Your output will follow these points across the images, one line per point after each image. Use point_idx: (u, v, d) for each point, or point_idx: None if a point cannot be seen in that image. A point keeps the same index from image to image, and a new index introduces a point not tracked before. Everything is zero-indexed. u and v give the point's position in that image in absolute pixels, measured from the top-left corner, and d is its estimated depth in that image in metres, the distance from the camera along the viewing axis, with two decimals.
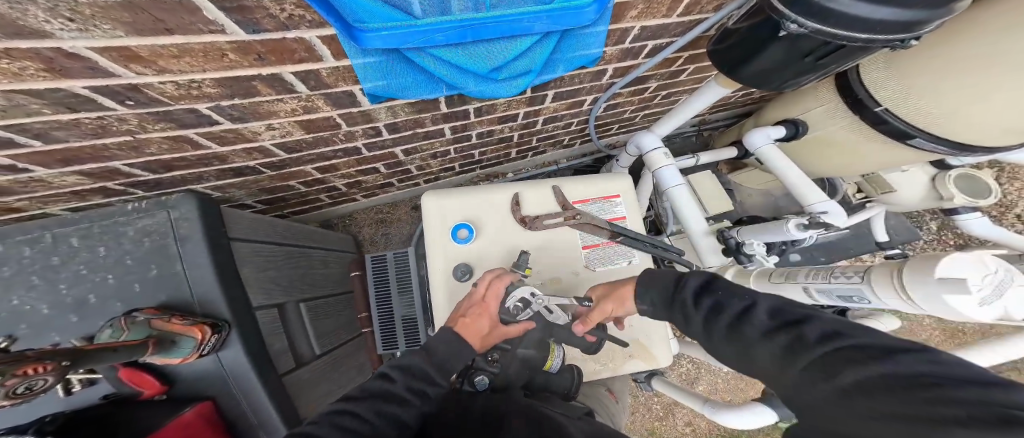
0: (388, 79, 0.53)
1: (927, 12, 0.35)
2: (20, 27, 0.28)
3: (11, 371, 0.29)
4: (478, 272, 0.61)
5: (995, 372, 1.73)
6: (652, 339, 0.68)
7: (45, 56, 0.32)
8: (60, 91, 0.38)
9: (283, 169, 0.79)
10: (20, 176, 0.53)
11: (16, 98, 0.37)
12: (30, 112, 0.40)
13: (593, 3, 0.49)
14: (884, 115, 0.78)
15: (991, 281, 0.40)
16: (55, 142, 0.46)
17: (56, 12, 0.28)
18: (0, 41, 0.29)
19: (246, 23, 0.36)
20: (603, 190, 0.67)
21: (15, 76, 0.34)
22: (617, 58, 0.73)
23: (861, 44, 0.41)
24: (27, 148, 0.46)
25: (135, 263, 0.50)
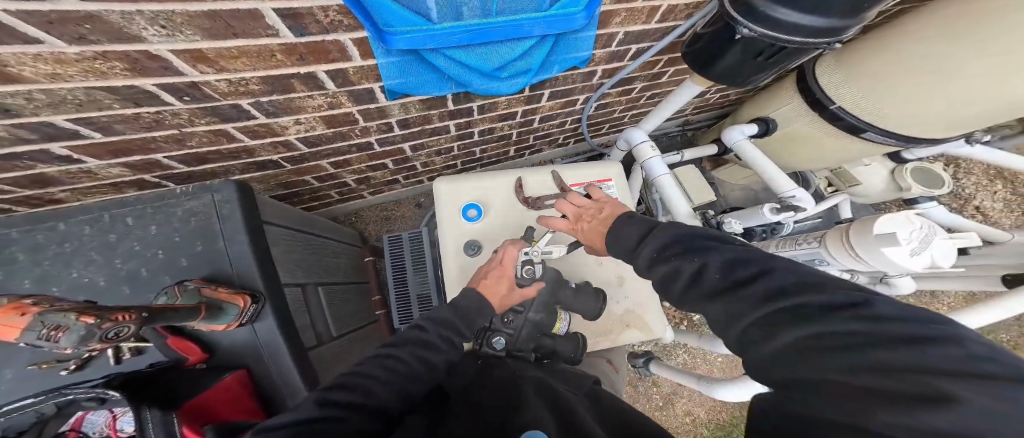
0: (407, 77, 0.61)
1: (840, 21, 0.48)
2: (123, 33, 0.35)
3: (104, 317, 0.36)
4: (486, 248, 0.69)
5: None
6: (647, 308, 0.72)
7: (132, 57, 0.39)
8: (133, 88, 0.44)
9: (301, 164, 0.85)
10: (71, 167, 0.57)
11: (95, 94, 0.43)
12: (102, 107, 0.45)
13: (583, 10, 0.57)
14: (839, 112, 0.88)
15: (916, 234, 0.49)
16: (114, 135, 0.52)
17: (154, 21, 0.35)
18: (104, 45, 0.36)
19: (296, 27, 0.43)
20: (596, 176, 0.75)
21: (102, 75, 0.40)
22: (605, 60, 0.81)
23: (798, 46, 0.53)
24: (87, 140, 0.52)
25: (182, 240, 0.57)
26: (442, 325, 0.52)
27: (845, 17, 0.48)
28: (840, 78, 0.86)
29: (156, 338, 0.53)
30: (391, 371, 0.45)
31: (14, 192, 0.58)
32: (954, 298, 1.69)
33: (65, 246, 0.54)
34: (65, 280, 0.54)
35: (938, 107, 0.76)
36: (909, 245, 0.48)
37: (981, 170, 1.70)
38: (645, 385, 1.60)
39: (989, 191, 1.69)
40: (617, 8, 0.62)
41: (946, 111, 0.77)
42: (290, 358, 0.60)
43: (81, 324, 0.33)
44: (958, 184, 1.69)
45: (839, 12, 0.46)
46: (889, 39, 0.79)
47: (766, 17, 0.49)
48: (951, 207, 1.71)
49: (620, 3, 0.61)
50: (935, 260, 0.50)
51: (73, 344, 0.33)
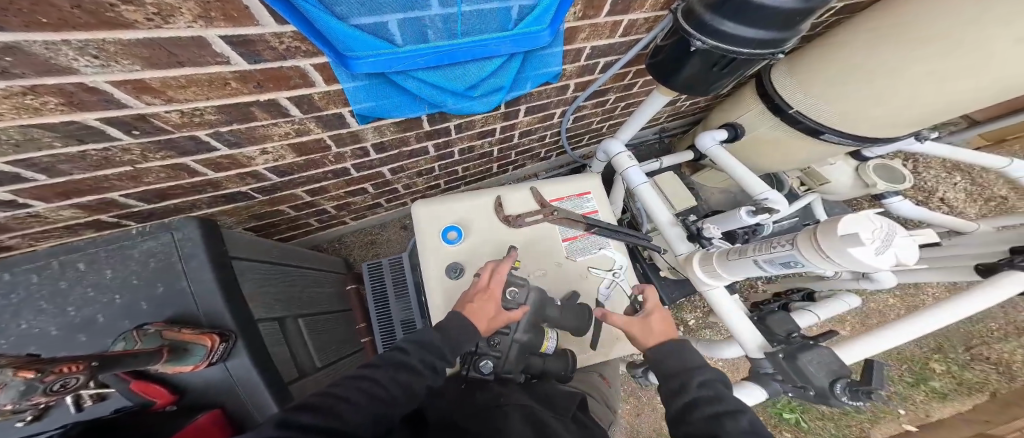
0: (375, 100, 0.60)
1: (780, 32, 0.49)
2: (51, 65, 0.33)
3: (47, 370, 0.32)
4: (469, 269, 0.66)
5: (961, 344, 1.84)
6: None
7: (67, 91, 0.36)
8: (74, 123, 0.41)
9: (274, 194, 0.82)
10: (17, 211, 0.53)
11: (32, 132, 0.40)
12: (41, 146, 0.43)
13: (547, 28, 0.58)
14: (797, 116, 0.91)
15: (880, 234, 0.47)
16: (59, 175, 0.49)
17: (84, 51, 0.33)
18: (31, 79, 0.33)
19: (248, 54, 0.42)
20: (576, 189, 0.75)
21: (36, 111, 0.37)
22: (577, 75, 0.83)
23: (747, 57, 0.55)
24: (30, 183, 0.48)
25: (141, 282, 0.53)
26: (425, 351, 0.48)
27: (785, 30, 0.50)
28: (791, 84, 0.91)
29: (118, 383, 0.47)
30: (367, 401, 0.41)
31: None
32: (937, 288, 1.72)
33: (4, 298, 0.49)
34: (12, 332, 0.49)
35: (886, 112, 0.80)
36: (874, 245, 0.47)
37: (939, 164, 1.79)
38: (649, 397, 1.54)
39: (951, 182, 1.77)
40: (581, 24, 0.63)
41: (895, 112, 0.80)
42: (267, 395, 0.55)
43: (19, 379, 0.29)
44: (920, 178, 1.77)
45: (776, 26, 0.48)
46: (828, 50, 0.84)
47: (715, 31, 0.51)
48: (918, 200, 1.77)
49: (582, 20, 0.63)
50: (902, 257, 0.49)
51: (13, 401, 0.29)
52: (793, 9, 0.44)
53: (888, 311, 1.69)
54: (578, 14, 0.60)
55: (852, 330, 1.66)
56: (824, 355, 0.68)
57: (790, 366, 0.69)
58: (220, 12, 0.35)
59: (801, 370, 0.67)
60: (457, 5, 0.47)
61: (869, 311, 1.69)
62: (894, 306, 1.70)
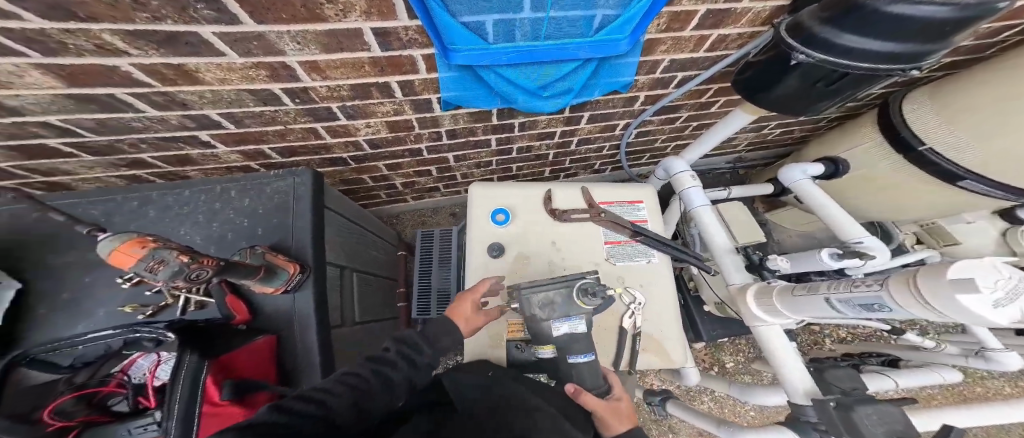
0: (460, 90, 0.69)
1: (921, 44, 0.45)
2: (270, 47, 0.46)
3: (194, 259, 0.43)
4: (510, 251, 0.71)
5: None
6: (665, 335, 0.67)
7: (273, 66, 0.50)
8: (265, 90, 0.56)
9: (362, 163, 0.96)
10: (206, 151, 0.71)
11: (238, 93, 0.55)
12: (239, 104, 0.58)
13: (627, 37, 0.61)
14: (928, 153, 0.78)
15: (1004, 284, 0.39)
16: (240, 127, 0.65)
17: (293, 38, 0.46)
18: (257, 56, 0.48)
19: (383, 43, 0.52)
20: (629, 196, 0.75)
21: (248, 79, 0.52)
22: (649, 87, 0.84)
23: (868, 70, 0.50)
24: (224, 130, 0.65)
25: (264, 213, 0.67)
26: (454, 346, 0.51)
27: (926, 42, 0.45)
28: (929, 114, 0.79)
29: (218, 293, 0.59)
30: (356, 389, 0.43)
31: (162, 167, 0.74)
32: None
33: (184, 209, 0.66)
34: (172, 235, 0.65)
35: None
36: (993, 295, 0.39)
37: None
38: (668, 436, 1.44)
39: None
40: (663, 37, 0.65)
41: None
42: (314, 337, 0.62)
43: (177, 261, 0.41)
44: None
45: (917, 39, 0.44)
46: (993, 78, 0.72)
47: (832, 45, 0.48)
48: None
49: (666, 33, 0.64)
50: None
51: (166, 277, 0.42)
52: (944, 19, 0.40)
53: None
54: (662, 26, 0.62)
55: None
56: (889, 414, 0.58)
57: (835, 417, 0.60)
58: (377, 8, 0.44)
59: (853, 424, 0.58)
60: (547, 10, 0.53)
61: None
62: None
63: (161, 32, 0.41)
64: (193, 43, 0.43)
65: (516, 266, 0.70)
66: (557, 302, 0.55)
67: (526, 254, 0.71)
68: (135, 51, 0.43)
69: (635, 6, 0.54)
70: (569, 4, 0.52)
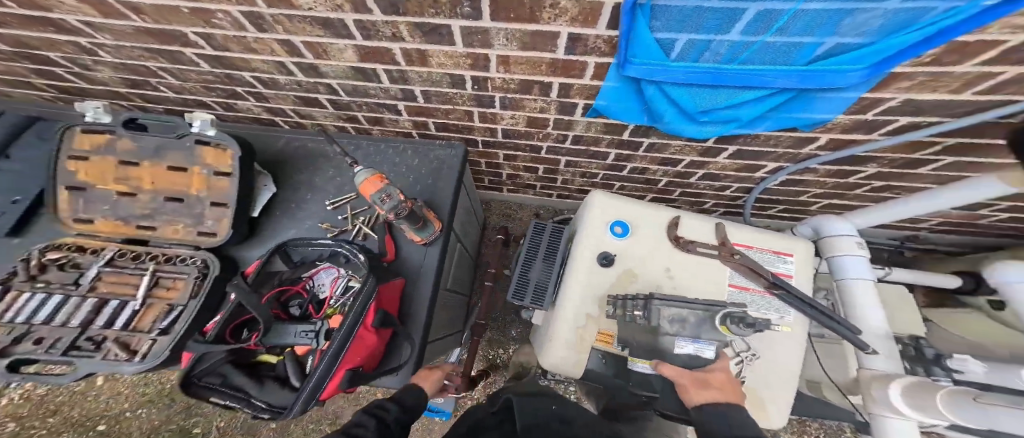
0: (616, 100, 0.70)
1: None
2: (483, 39, 0.57)
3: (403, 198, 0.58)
4: (622, 266, 0.70)
5: None
6: (768, 388, 0.65)
7: (477, 58, 0.62)
8: (459, 75, 0.69)
9: (487, 148, 1.06)
10: (393, 116, 0.91)
11: (438, 75, 0.70)
12: (435, 83, 0.74)
13: (864, 69, 0.50)
14: None
15: None
16: (425, 101, 0.81)
17: (502, 37, 0.56)
18: (470, 48, 0.60)
19: (571, 46, 0.56)
20: (775, 245, 0.67)
21: (454, 65, 0.66)
22: (842, 129, 0.70)
23: None
24: (414, 103, 0.83)
25: (423, 176, 0.79)
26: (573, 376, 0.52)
27: None
28: None
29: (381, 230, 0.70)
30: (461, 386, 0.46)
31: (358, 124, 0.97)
32: None
33: (376, 159, 0.82)
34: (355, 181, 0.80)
35: None
36: None
37: None
38: None
39: None
40: (914, 71, 0.51)
41: None
42: (429, 293, 0.70)
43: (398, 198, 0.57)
44: None
45: None
46: None
47: None
48: None
49: (920, 67, 0.50)
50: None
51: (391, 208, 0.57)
52: None
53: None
54: (921, 60, 0.48)
55: None
56: None
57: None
58: (585, 16, 0.49)
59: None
60: (767, 34, 0.48)
61: None
62: None
63: (431, 25, 0.55)
64: (445, 34, 0.56)
65: (622, 280, 0.69)
66: (689, 320, 0.58)
67: (635, 271, 0.69)
68: (409, 38, 0.59)
69: (900, 34, 0.43)
70: (795, 31, 0.46)
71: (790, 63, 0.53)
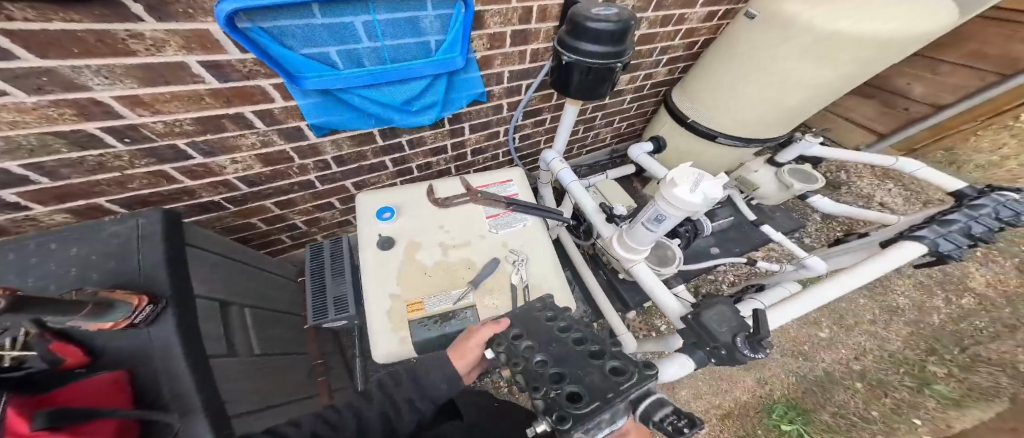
0: (327, 115, 0.76)
1: (613, 45, 0.75)
2: (72, 83, 0.48)
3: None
4: (400, 242, 0.73)
5: (986, 342, 1.49)
6: (551, 283, 0.75)
7: (81, 104, 0.51)
8: (79, 132, 0.54)
9: (245, 204, 0.90)
10: (17, 215, 0.63)
11: (46, 140, 0.53)
12: (52, 152, 0.55)
13: (460, 55, 0.77)
14: (693, 124, 1.18)
15: None
16: (60, 180, 0.60)
17: (99, 74, 0.48)
18: (55, 94, 0.48)
19: (219, 75, 0.57)
20: (498, 178, 0.88)
21: (50, 120, 0.51)
22: (506, 95, 1.06)
23: (599, 66, 0.78)
24: (34, 186, 0.60)
25: (98, 258, 0.56)
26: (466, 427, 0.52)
27: (617, 45, 0.76)
28: (684, 101, 1.21)
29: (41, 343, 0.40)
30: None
31: None
32: (905, 285, 1.66)
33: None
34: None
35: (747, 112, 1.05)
36: None
37: (866, 172, 1.90)
38: None
39: (884, 189, 1.82)
40: (493, 53, 0.87)
41: (754, 112, 1.05)
42: (191, 364, 0.52)
43: None
44: (852, 185, 1.85)
45: (610, 43, 0.75)
46: (696, 75, 1.15)
47: (574, 48, 0.76)
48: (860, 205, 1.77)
49: (493, 49, 0.86)
50: (711, 197, 0.57)
51: None
52: (614, 30, 0.71)
53: (862, 311, 1.59)
54: (487, 46, 0.84)
55: (833, 333, 1.55)
56: (725, 312, 0.72)
57: (698, 325, 0.72)
58: (197, 43, 0.51)
59: (709, 330, 0.70)
60: (381, 40, 0.67)
61: (841, 311, 1.61)
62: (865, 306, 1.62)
63: None
64: None
65: (405, 256, 0.71)
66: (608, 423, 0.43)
67: (417, 241, 0.74)
68: None
69: (452, 27, 0.72)
70: (401, 33, 0.69)
71: (423, 57, 0.75)
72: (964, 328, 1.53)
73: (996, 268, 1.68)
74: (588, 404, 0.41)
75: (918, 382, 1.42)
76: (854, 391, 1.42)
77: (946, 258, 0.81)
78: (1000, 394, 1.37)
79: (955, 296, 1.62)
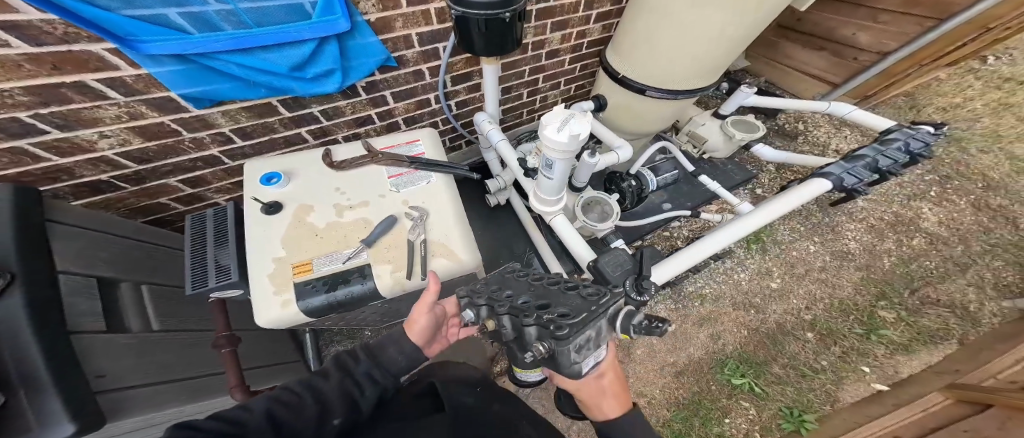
0: (197, 85, 0.69)
1: None
2: None
3: None
4: (289, 207, 0.70)
5: (931, 283, 1.54)
6: (451, 237, 0.73)
7: None
8: None
9: (144, 184, 0.86)
10: None
11: None
12: None
13: (342, 17, 0.72)
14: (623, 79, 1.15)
15: None
16: None
17: None
18: None
19: (29, 38, 0.51)
20: (406, 139, 0.85)
21: None
22: (423, 60, 1.00)
23: (489, 18, 0.73)
24: None
25: None
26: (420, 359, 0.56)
27: None
28: (615, 56, 1.17)
29: None
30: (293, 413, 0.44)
31: None
32: (857, 231, 1.69)
33: None
34: None
35: (666, 62, 1.01)
36: None
37: (826, 122, 1.84)
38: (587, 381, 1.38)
39: (841, 136, 1.80)
40: (389, 15, 0.81)
41: (673, 63, 1.00)
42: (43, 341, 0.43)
43: None
44: (809, 134, 1.82)
45: None
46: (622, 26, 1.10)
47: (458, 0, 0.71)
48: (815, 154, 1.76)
49: (387, 11, 0.80)
50: (576, 134, 0.56)
51: None
52: None
53: (813, 259, 1.63)
54: (378, 7, 0.78)
55: (784, 283, 1.59)
56: (620, 257, 0.75)
57: (595, 271, 0.75)
58: None
59: (603, 274, 0.74)
60: (232, 2, 0.61)
61: (792, 260, 1.64)
62: (817, 253, 1.66)
63: None
64: None
65: (292, 223, 0.68)
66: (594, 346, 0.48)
67: (308, 204, 0.71)
68: None
69: None
70: None
71: (295, 20, 0.69)
72: (914, 269, 1.56)
73: (941, 209, 1.70)
74: (573, 318, 0.43)
75: (867, 329, 1.47)
76: (804, 341, 1.46)
77: (852, 193, 0.83)
78: (948, 336, 1.41)
79: (907, 237, 1.63)
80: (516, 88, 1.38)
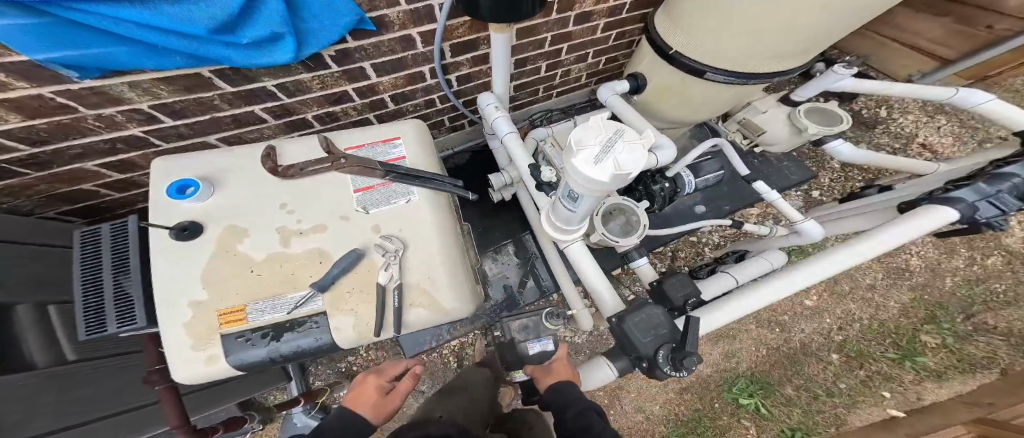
0: (61, 50, 0.44)
1: None
2: None
3: None
4: (213, 231, 0.53)
5: (989, 309, 1.35)
6: (437, 281, 0.55)
7: None
8: None
9: (52, 170, 0.67)
10: None
11: None
12: None
13: None
14: (675, 57, 0.87)
15: None
16: None
17: None
18: None
19: None
20: (381, 135, 0.64)
21: None
22: (411, 22, 0.75)
23: None
24: None
25: None
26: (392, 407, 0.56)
27: None
28: (666, 24, 0.88)
29: None
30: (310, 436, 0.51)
31: None
32: (922, 244, 1.45)
33: None
34: None
35: (740, 40, 0.74)
36: None
37: (919, 109, 1.50)
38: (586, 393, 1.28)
39: (931, 127, 1.47)
40: None
41: (752, 40, 0.73)
42: None
43: None
44: (891, 122, 1.49)
45: None
46: None
47: None
48: (902, 148, 1.41)
49: None
50: (624, 172, 0.35)
51: None
52: None
53: (860, 275, 1.41)
54: None
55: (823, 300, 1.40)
56: (655, 315, 0.59)
57: (620, 331, 0.60)
58: None
59: (630, 337, 0.59)
60: None
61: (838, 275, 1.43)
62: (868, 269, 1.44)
63: None
64: None
65: (217, 255, 0.51)
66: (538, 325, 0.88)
67: (240, 225, 0.53)
68: None
69: None
70: None
71: None
72: (978, 292, 1.36)
73: (1022, 219, 1.50)
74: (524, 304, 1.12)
75: (902, 354, 1.33)
76: (827, 364, 1.33)
77: (980, 227, 0.61)
78: (991, 366, 1.28)
79: (981, 255, 1.42)
80: (533, 60, 1.12)
